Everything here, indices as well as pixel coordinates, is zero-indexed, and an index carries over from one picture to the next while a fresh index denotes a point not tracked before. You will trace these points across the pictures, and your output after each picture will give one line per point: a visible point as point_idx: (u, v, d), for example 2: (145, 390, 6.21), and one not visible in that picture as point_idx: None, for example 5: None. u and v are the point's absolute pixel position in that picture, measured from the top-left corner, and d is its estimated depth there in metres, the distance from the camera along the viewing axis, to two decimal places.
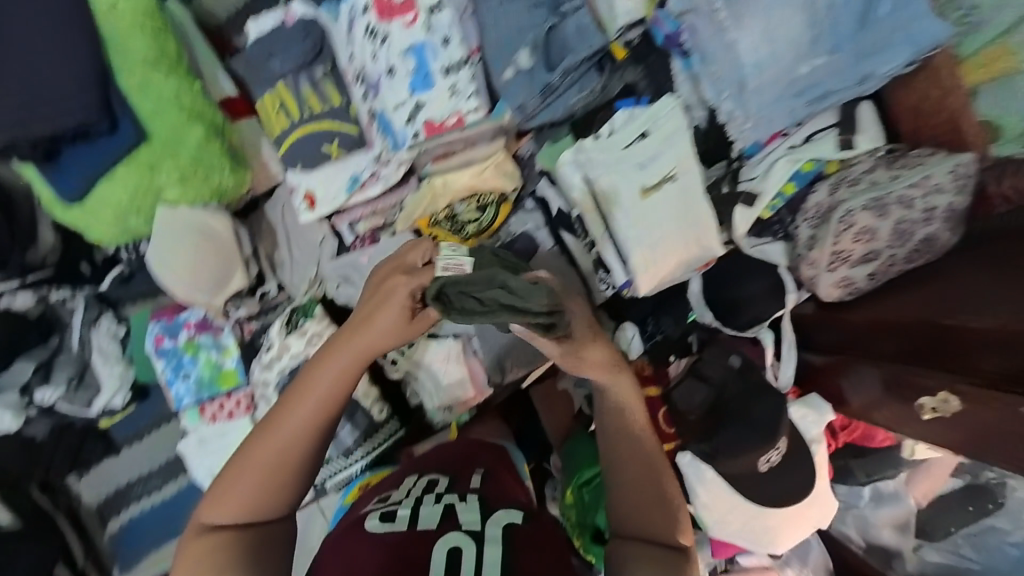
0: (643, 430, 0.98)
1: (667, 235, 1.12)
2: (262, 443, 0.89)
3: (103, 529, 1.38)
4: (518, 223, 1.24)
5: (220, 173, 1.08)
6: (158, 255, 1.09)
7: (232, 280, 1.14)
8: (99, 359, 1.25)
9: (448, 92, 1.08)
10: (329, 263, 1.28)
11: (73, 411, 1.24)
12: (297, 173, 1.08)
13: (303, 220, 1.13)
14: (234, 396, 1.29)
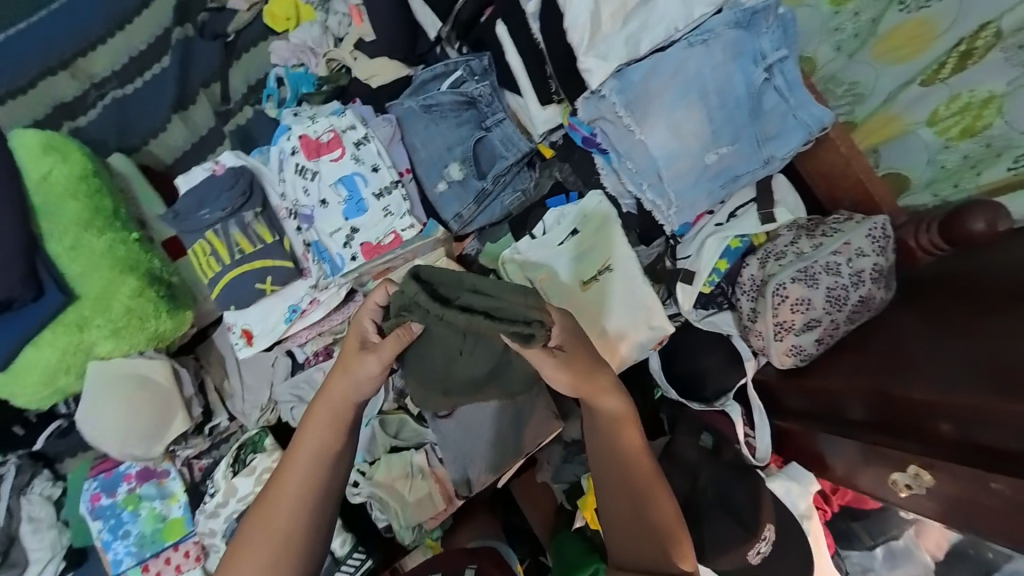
0: (627, 448, 0.87)
1: (613, 322, 1.13)
2: (263, 519, 0.79)
3: None
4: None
5: (156, 319, 1.07)
6: (90, 411, 1.06)
7: (172, 425, 1.10)
8: (28, 528, 1.15)
9: (382, 213, 1.11)
10: (283, 383, 1.22)
11: None
12: (233, 312, 1.11)
13: (241, 355, 1.13)
14: (182, 548, 1.16)
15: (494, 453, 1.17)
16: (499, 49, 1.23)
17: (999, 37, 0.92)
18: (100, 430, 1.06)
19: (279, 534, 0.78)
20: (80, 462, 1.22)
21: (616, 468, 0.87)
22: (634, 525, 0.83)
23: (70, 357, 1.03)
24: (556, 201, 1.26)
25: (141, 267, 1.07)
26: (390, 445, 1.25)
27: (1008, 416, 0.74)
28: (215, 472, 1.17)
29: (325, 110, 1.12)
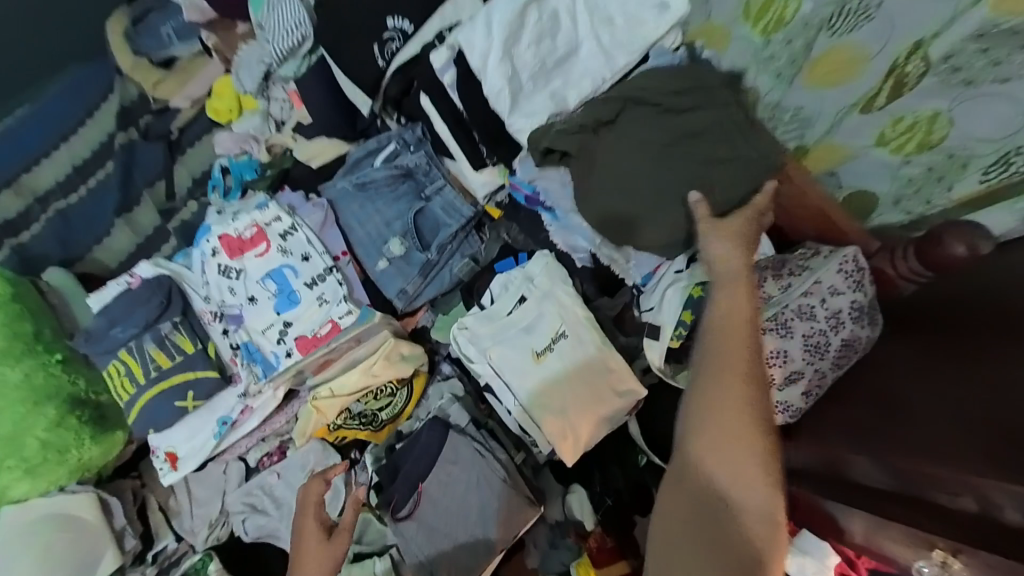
0: (733, 358, 0.71)
1: (573, 393, 1.02)
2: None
3: None
4: (435, 394, 1.17)
5: (79, 449, 1.02)
6: (2, 564, 0.97)
7: (100, 565, 1.03)
8: None
9: (317, 301, 1.09)
10: (235, 491, 1.12)
11: None
12: (156, 434, 1.08)
13: (167, 481, 1.09)
14: None
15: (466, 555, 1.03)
16: (427, 119, 1.19)
17: (926, 65, 0.84)
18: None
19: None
20: None
21: (712, 386, 0.70)
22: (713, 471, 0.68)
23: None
24: (505, 264, 1.17)
25: (58, 398, 1.03)
26: (353, 552, 1.12)
27: (1002, 496, 0.62)
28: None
29: (250, 205, 1.15)
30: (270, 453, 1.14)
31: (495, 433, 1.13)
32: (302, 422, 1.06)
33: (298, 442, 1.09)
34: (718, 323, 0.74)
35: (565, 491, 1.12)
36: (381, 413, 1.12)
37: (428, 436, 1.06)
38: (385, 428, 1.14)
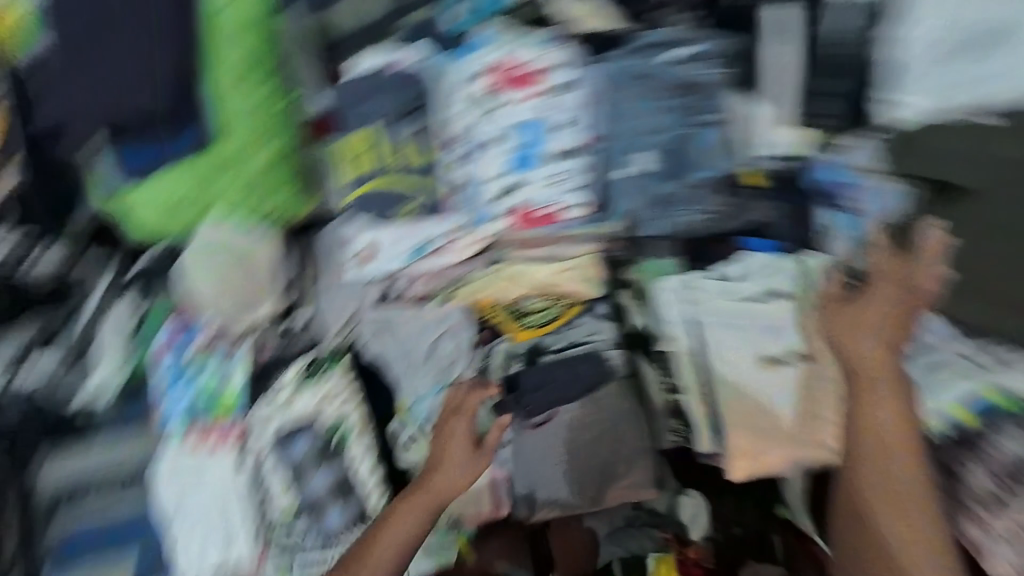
0: (887, 423, 0.82)
1: (770, 408, 0.93)
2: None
3: (27, 556, 1.06)
4: (585, 326, 1.02)
5: (279, 196, 1.09)
6: (194, 264, 1.07)
7: (255, 308, 1.09)
8: (104, 344, 1.14)
9: (548, 180, 0.97)
10: (371, 310, 1.08)
11: (55, 394, 1.13)
12: (362, 226, 1.08)
13: (352, 276, 1.09)
14: (224, 428, 1.08)
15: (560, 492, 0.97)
16: (752, 35, 1.03)
17: None
18: (193, 288, 1.07)
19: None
20: (161, 299, 1.15)
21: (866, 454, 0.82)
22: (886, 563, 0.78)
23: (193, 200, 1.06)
24: (762, 243, 1.02)
25: (284, 140, 1.07)
26: None
27: None
28: (280, 372, 1.09)
29: (530, 40, 1.00)
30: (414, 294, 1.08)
31: (648, 402, 1.00)
32: (478, 286, 1.05)
33: (457, 299, 1.06)
34: (859, 416, 0.83)
35: (679, 492, 1.05)
36: (537, 316, 1.03)
37: (590, 367, 0.99)
38: (530, 329, 1.02)
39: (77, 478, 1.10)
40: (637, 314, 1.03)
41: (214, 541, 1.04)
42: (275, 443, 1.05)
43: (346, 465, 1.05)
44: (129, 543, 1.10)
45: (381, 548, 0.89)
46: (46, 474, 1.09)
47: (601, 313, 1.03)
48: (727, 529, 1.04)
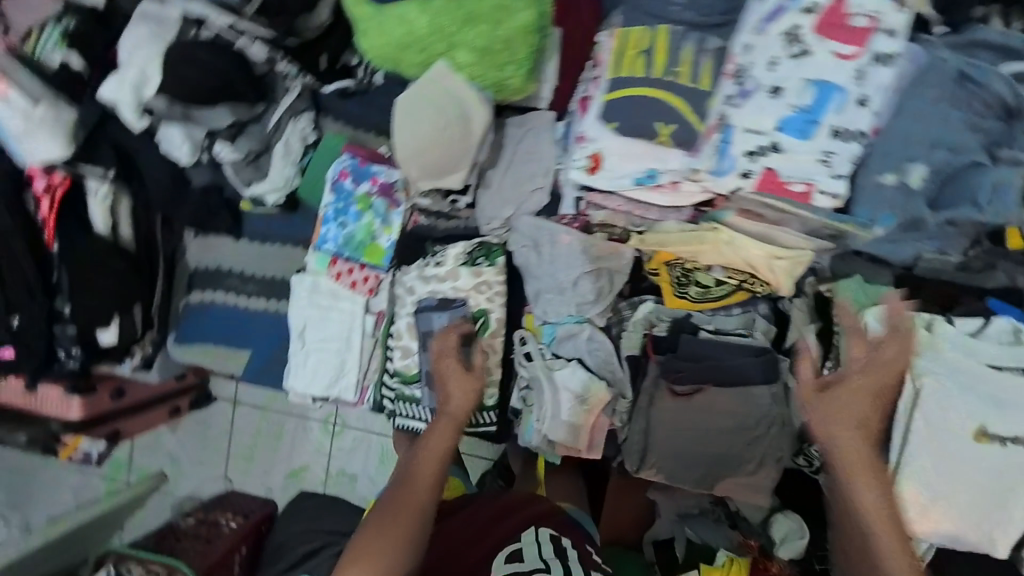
0: (869, 508, 0.78)
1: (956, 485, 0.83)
2: (385, 533, 0.83)
3: (184, 295, 1.33)
4: (742, 319, 1.09)
5: (516, 70, 0.96)
6: (409, 107, 0.98)
7: (448, 175, 1.02)
8: (282, 149, 1.19)
9: (820, 155, 0.82)
10: (526, 216, 1.15)
11: (232, 180, 1.19)
12: (596, 126, 0.87)
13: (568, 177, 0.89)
14: (366, 271, 1.22)
15: (687, 464, 0.97)
16: None
17: None
18: (399, 131, 1.00)
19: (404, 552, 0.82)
20: (330, 132, 1.27)
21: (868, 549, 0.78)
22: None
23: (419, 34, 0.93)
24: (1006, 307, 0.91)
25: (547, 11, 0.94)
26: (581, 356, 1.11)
27: None
28: (449, 245, 1.07)
29: None
30: (574, 217, 1.13)
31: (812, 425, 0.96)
32: (671, 235, 0.98)
33: (639, 243, 1.03)
34: (861, 505, 0.79)
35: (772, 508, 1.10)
36: (696, 287, 1.07)
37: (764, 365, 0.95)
38: (684, 300, 1.09)
39: (224, 263, 1.33)
40: (794, 326, 1.04)
41: (334, 360, 1.22)
42: (419, 307, 1.08)
43: (477, 356, 1.07)
44: (257, 333, 1.32)
45: (421, 477, 0.88)
46: (193, 250, 1.32)
47: (760, 312, 1.09)
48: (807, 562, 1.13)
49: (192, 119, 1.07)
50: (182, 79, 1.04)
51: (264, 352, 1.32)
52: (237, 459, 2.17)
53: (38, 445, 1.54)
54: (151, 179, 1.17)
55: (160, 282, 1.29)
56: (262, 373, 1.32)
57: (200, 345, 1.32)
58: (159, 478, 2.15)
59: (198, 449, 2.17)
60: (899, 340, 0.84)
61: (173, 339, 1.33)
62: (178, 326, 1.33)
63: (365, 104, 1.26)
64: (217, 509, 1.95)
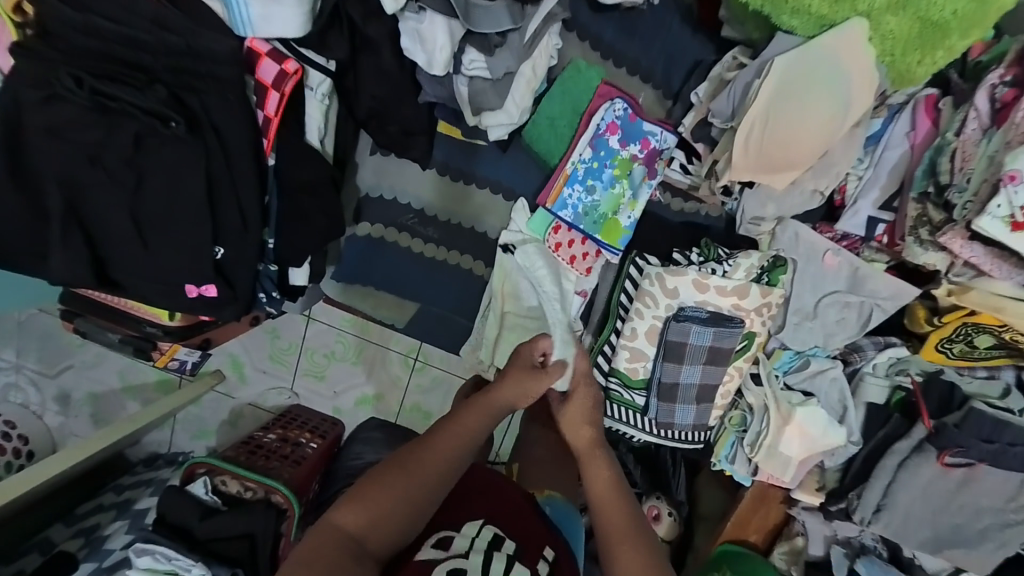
0: (595, 466, 0.83)
1: None
2: (389, 486, 0.72)
3: (351, 224, 1.11)
4: (993, 384, 1.00)
5: (907, 62, 0.79)
6: (786, 75, 0.79)
7: (775, 174, 0.86)
8: (525, 75, 0.94)
9: None
10: (793, 223, 0.99)
11: (462, 102, 0.94)
12: None
13: (978, 223, 0.75)
14: (587, 245, 1.05)
15: (910, 528, 0.97)
16: None
17: None
18: (756, 110, 0.81)
19: (403, 507, 0.71)
20: (575, 56, 0.99)
21: (603, 498, 0.80)
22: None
23: None
24: None
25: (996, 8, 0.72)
26: (812, 391, 1.04)
27: None
28: (737, 253, 0.96)
29: None
30: (844, 235, 1.02)
31: None
32: (1005, 296, 0.89)
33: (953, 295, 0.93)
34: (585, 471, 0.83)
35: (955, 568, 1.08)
36: (968, 347, 0.98)
37: None
38: (948, 357, 1.00)
39: (403, 195, 1.09)
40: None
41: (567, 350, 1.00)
42: (681, 314, 0.95)
43: (724, 376, 0.98)
44: (432, 286, 1.12)
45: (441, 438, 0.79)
46: (368, 171, 1.09)
47: (1009, 381, 1.00)
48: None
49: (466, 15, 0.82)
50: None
51: (437, 309, 1.13)
52: (308, 376, 1.84)
53: (130, 345, 1.35)
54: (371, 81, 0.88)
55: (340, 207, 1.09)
56: (428, 329, 1.17)
57: (364, 285, 1.13)
58: (219, 377, 1.78)
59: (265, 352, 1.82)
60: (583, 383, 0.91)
61: (332, 272, 1.14)
62: (339, 260, 1.13)
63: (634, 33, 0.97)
64: (294, 427, 1.65)
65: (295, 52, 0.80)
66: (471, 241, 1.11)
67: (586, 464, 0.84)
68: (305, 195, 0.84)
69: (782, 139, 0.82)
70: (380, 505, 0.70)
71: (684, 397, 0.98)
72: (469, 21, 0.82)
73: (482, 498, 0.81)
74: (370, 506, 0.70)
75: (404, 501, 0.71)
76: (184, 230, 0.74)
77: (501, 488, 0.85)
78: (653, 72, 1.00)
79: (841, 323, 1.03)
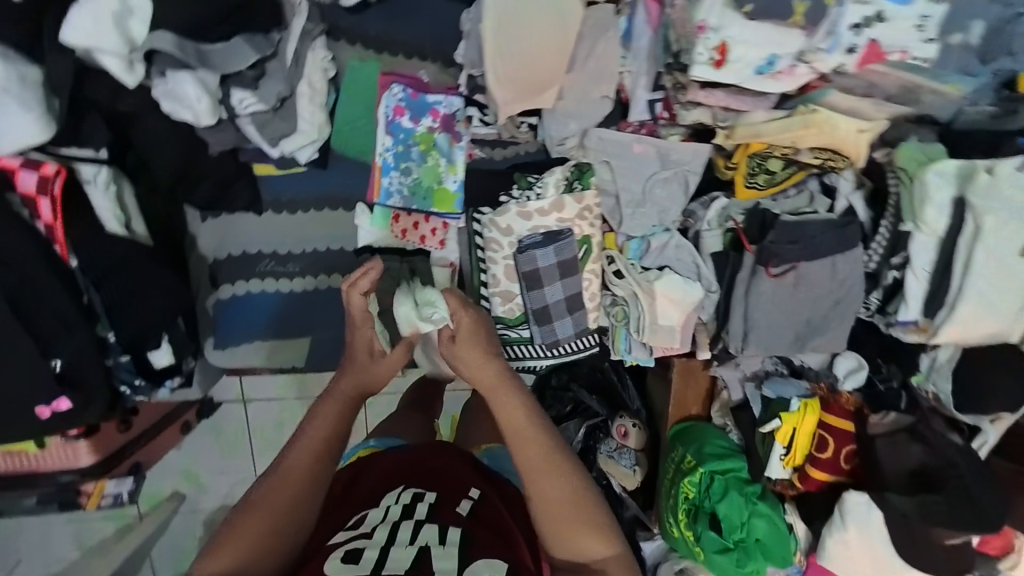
0: (499, 396, 0.83)
1: (1010, 306, 1.01)
2: (264, 508, 0.74)
3: (212, 290, 1.08)
4: (800, 198, 1.17)
5: None
6: (500, 10, 0.90)
7: (541, 95, 0.96)
8: (307, 93, 0.97)
9: (915, 21, 0.89)
10: (596, 131, 1.10)
11: (256, 140, 0.96)
12: (740, 12, 0.83)
13: (693, 74, 0.88)
14: (432, 222, 1.11)
15: (776, 338, 1.11)
16: None
17: None
18: (490, 50, 0.91)
19: (279, 528, 0.74)
20: (349, 60, 1.04)
21: (511, 422, 0.82)
22: (557, 510, 0.78)
23: None
24: None
25: None
26: (669, 263, 1.17)
27: None
28: (546, 173, 1.05)
29: None
30: (640, 124, 1.13)
31: (885, 288, 1.12)
32: (767, 125, 1.02)
33: (728, 138, 1.07)
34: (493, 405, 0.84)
35: (834, 352, 1.22)
36: (763, 175, 1.13)
37: (851, 234, 1.07)
38: (754, 191, 1.15)
39: (251, 244, 1.07)
40: (842, 195, 1.15)
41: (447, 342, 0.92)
42: (522, 246, 1.05)
43: (583, 282, 1.08)
44: (316, 316, 1.11)
45: (309, 445, 0.79)
46: (208, 236, 1.06)
47: (814, 189, 1.17)
48: (870, 384, 1.22)
49: (201, 63, 0.84)
50: (179, 5, 0.80)
51: (327, 335, 1.11)
52: (267, 454, 1.72)
53: (55, 500, 1.30)
54: (153, 153, 0.91)
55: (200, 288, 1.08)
56: (332, 359, 1.13)
57: (249, 342, 1.08)
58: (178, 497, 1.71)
59: (213, 453, 1.68)
60: (474, 319, 0.87)
61: (213, 345, 1.08)
62: (216, 327, 1.08)
63: (389, 17, 1.02)
64: None
65: (58, 155, 0.84)
66: (334, 260, 1.11)
67: (491, 397, 0.84)
68: (118, 273, 0.84)
69: (527, 63, 0.92)
70: (255, 522, 0.73)
71: (557, 314, 1.08)
72: (212, 67, 0.85)
73: (396, 469, 0.87)
74: (249, 531, 0.72)
75: (286, 513, 0.75)
76: (11, 352, 0.79)
77: (420, 454, 0.91)
78: (425, 47, 1.04)
79: (668, 199, 1.15)
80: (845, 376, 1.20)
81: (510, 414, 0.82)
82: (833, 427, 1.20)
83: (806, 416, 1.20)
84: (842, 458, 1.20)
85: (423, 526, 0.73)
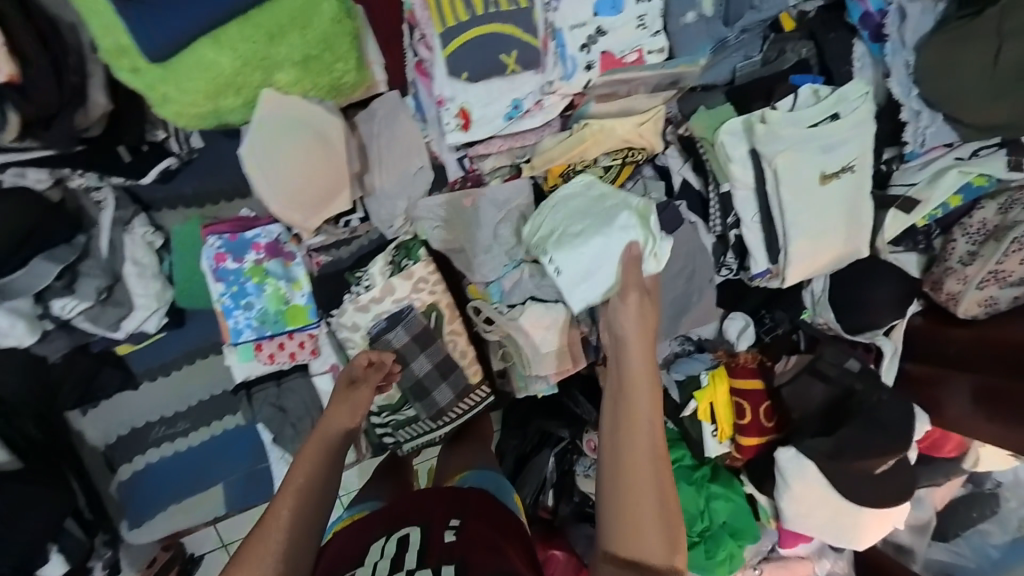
0: (637, 394, 0.78)
1: (830, 228, 1.05)
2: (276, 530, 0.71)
3: (112, 474, 1.11)
4: (637, 188, 1.14)
5: (343, 66, 0.90)
6: (257, 156, 0.91)
7: (335, 201, 0.97)
8: (133, 271, 1.02)
9: (635, 23, 0.96)
10: (422, 200, 1.09)
11: (96, 331, 1.01)
12: (461, 81, 0.93)
13: (449, 141, 0.98)
14: (297, 337, 1.11)
15: None
16: None
17: None
18: (263, 186, 0.92)
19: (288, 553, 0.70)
20: (174, 223, 1.08)
21: (630, 420, 0.76)
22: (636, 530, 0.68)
23: (242, 74, 0.83)
24: (803, 79, 1.07)
25: None
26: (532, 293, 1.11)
27: None
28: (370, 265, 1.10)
29: None
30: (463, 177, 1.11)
31: (735, 246, 1.13)
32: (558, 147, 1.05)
33: (535, 166, 1.07)
34: (627, 388, 0.80)
35: (722, 316, 1.24)
36: None
37: (670, 217, 1.10)
38: None
39: (135, 419, 1.11)
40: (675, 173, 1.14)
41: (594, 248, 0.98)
42: (373, 336, 1.07)
43: (449, 345, 1.11)
44: (220, 462, 1.15)
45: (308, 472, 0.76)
46: (90, 428, 1.09)
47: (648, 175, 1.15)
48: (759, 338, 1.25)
49: (10, 293, 0.92)
50: None
51: (232, 476, 1.15)
52: None
53: None
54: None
55: (99, 479, 1.10)
56: (248, 495, 1.16)
57: (163, 509, 1.12)
58: None
59: None
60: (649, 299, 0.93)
61: (128, 525, 1.12)
62: (127, 509, 1.11)
63: (200, 176, 1.08)
64: None
65: None
66: (219, 404, 1.15)
67: (625, 391, 0.79)
68: None
69: (307, 181, 0.94)
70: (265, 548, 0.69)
71: (432, 384, 1.10)
72: (19, 293, 0.92)
73: (376, 526, 0.77)
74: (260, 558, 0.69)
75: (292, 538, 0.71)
76: None
77: (402, 506, 0.81)
78: (239, 185, 1.11)
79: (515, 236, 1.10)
80: (737, 337, 1.22)
81: (635, 415, 0.76)
82: (749, 389, 1.19)
83: (717, 386, 1.20)
84: (763, 417, 1.19)
85: (414, 573, 0.63)
